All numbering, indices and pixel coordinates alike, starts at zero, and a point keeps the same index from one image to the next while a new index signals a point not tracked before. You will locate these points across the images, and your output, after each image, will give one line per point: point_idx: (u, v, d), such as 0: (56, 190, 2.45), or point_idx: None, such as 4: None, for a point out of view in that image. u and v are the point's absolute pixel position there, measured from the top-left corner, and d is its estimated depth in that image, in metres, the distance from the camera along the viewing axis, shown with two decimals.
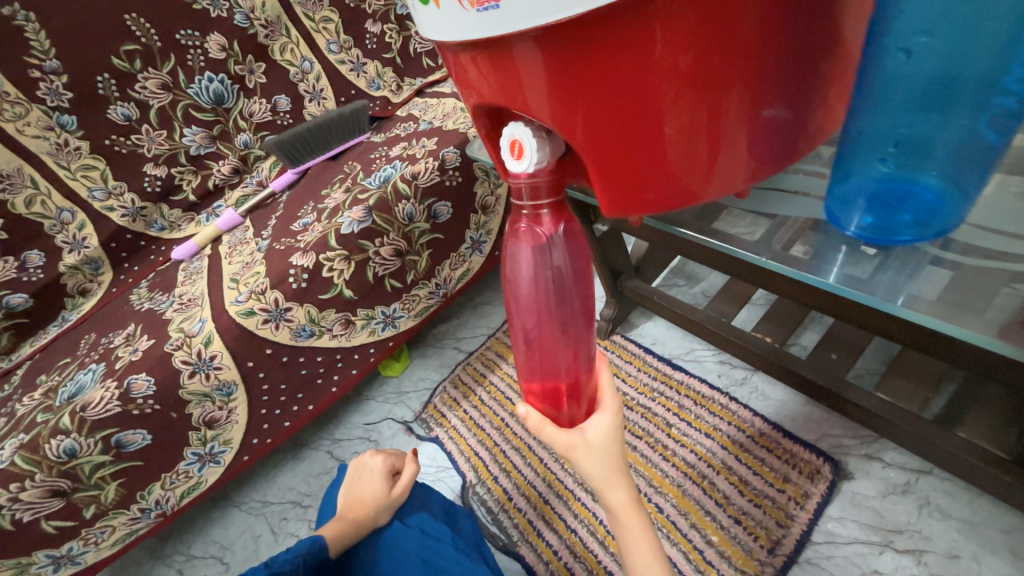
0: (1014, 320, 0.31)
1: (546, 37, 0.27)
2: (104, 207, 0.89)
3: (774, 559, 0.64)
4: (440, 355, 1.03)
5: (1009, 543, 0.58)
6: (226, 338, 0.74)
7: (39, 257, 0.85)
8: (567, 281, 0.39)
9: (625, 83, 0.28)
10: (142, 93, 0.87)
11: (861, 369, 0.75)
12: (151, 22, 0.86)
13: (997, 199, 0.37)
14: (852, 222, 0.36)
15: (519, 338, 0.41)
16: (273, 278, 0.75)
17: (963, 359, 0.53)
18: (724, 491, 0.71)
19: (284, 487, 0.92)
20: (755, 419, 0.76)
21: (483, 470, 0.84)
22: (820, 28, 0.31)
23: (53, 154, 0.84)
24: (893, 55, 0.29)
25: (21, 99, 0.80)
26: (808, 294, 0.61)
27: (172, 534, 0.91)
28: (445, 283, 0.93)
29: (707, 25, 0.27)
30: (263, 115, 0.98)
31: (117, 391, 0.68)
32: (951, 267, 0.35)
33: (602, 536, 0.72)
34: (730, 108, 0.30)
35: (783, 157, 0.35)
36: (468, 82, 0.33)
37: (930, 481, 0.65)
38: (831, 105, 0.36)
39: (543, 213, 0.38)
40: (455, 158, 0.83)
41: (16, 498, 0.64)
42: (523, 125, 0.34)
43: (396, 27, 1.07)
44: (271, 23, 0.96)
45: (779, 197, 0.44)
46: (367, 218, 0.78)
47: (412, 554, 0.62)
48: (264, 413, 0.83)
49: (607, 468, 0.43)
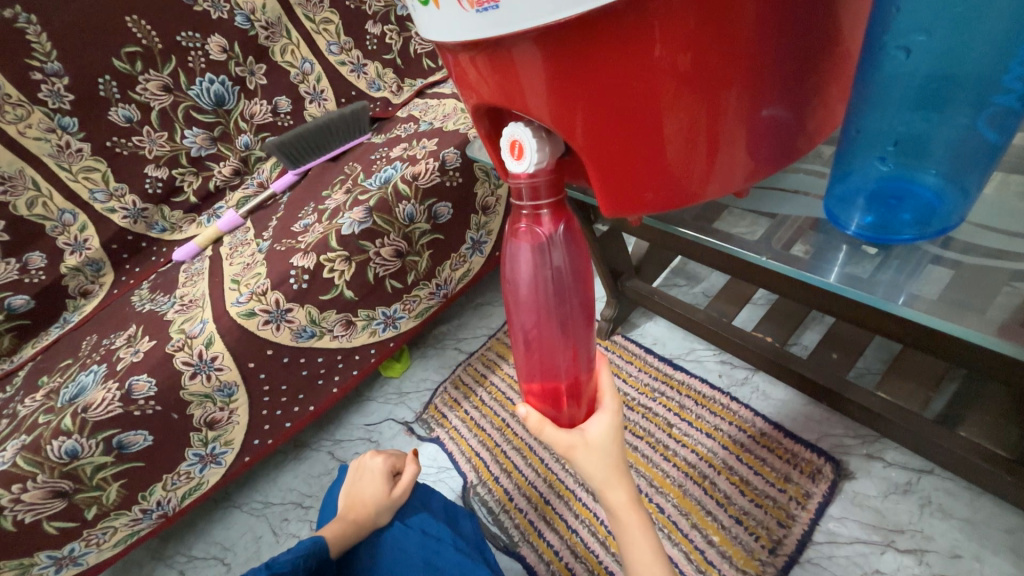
0: (1013, 318, 0.31)
1: (545, 36, 0.27)
2: (105, 209, 0.89)
3: (774, 560, 0.64)
4: (440, 356, 1.03)
5: (1010, 542, 0.58)
6: (227, 339, 0.74)
7: (41, 258, 0.85)
8: (566, 281, 0.39)
9: (625, 82, 0.28)
10: (143, 95, 0.87)
11: (861, 368, 0.75)
12: (151, 25, 0.86)
13: (996, 198, 0.37)
14: (852, 221, 0.36)
15: (519, 339, 0.41)
16: (274, 279, 0.75)
17: (965, 358, 0.53)
18: (724, 491, 0.71)
19: (285, 488, 0.92)
20: (755, 419, 0.76)
21: (483, 471, 0.85)
22: (819, 27, 0.31)
23: (54, 156, 0.84)
24: (892, 54, 0.29)
25: (22, 101, 0.80)
26: (808, 294, 0.60)
27: (173, 535, 0.91)
28: (445, 284, 0.93)
29: (706, 26, 0.27)
30: (263, 117, 0.98)
31: (119, 392, 0.68)
32: (951, 265, 0.35)
33: (602, 537, 0.72)
34: (729, 108, 0.30)
35: (782, 156, 0.35)
36: (468, 84, 0.33)
37: (931, 480, 0.65)
38: (830, 104, 0.36)
39: (542, 213, 0.38)
40: (455, 158, 0.83)
41: (18, 499, 0.64)
42: (523, 125, 0.34)
43: (396, 28, 1.07)
44: (271, 24, 0.96)
45: (779, 196, 0.44)
46: (367, 218, 0.78)
47: (413, 555, 0.62)
48: (265, 414, 0.83)
49: (606, 468, 0.43)
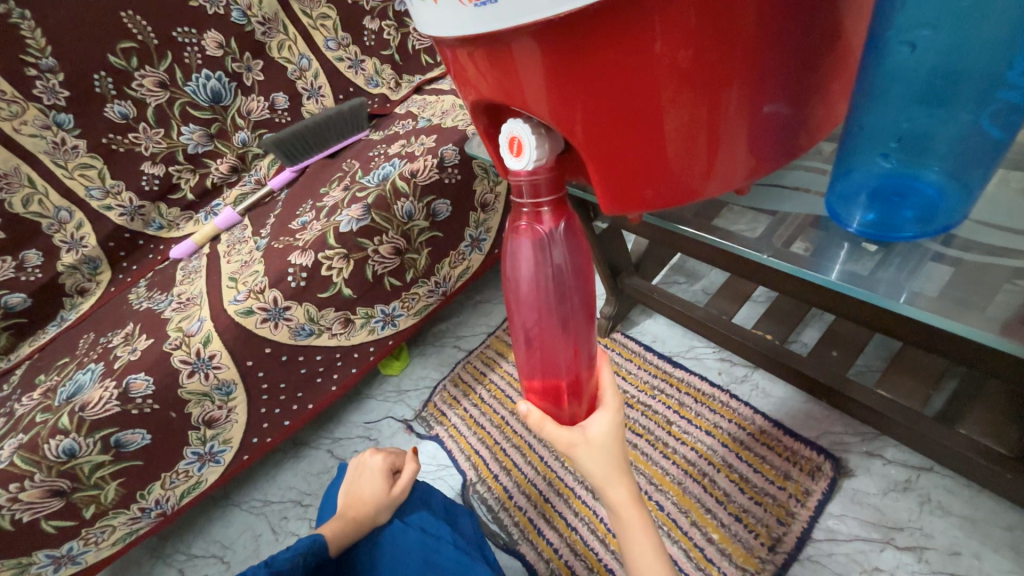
0: (1015, 316, 0.31)
1: (544, 32, 0.26)
2: (102, 206, 0.89)
3: (774, 557, 0.64)
4: (440, 353, 1.03)
5: (1009, 540, 0.58)
6: (225, 337, 0.73)
7: (37, 256, 0.85)
8: (567, 279, 0.38)
9: (625, 79, 0.28)
10: (139, 91, 0.87)
11: (861, 365, 0.75)
12: (147, 20, 0.85)
13: (998, 195, 0.37)
14: (853, 219, 0.36)
15: (520, 337, 0.40)
16: (272, 277, 0.74)
17: (965, 356, 0.53)
18: (724, 489, 0.71)
19: (284, 486, 0.92)
20: (755, 416, 0.75)
21: (483, 469, 0.84)
22: (821, 23, 0.30)
23: (51, 153, 0.83)
24: (896, 49, 0.29)
25: (17, 97, 0.79)
26: (808, 291, 0.60)
27: (172, 533, 0.91)
28: (445, 281, 0.92)
29: (708, 22, 0.26)
30: (261, 113, 0.97)
31: (116, 390, 0.68)
32: (952, 263, 0.35)
33: (602, 534, 0.72)
34: (730, 105, 0.30)
35: (783, 153, 0.35)
36: (466, 80, 0.33)
37: (931, 478, 0.65)
38: (832, 101, 0.36)
39: (543, 210, 0.37)
40: (454, 155, 0.83)
41: (16, 498, 0.64)
42: (522, 122, 0.34)
43: (395, 24, 1.06)
44: (268, 20, 0.95)
45: (780, 194, 0.44)
46: (366, 216, 0.78)
47: (412, 553, 0.62)
48: (264, 412, 0.83)
49: (607, 465, 0.43)
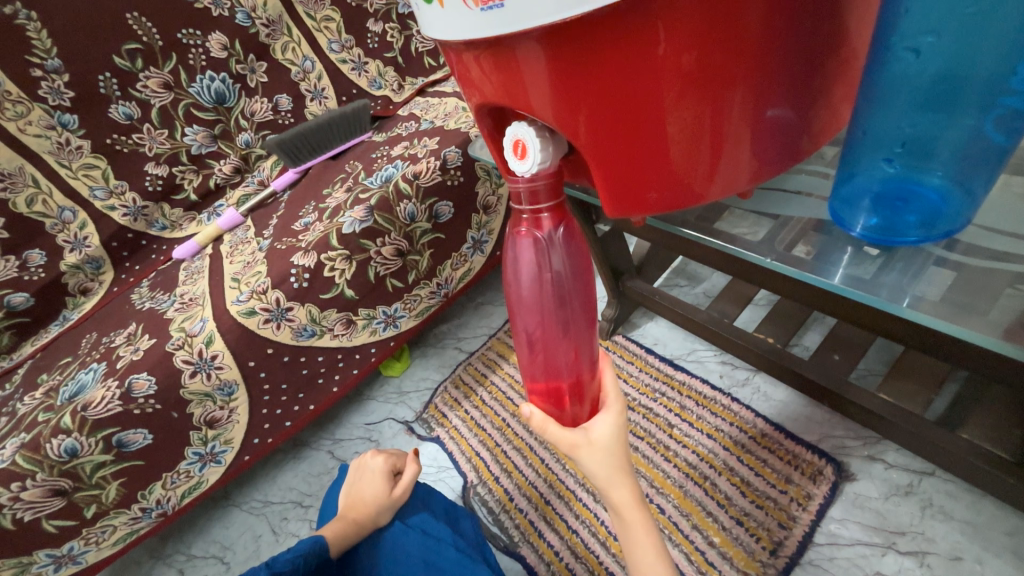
0: (1017, 321, 0.31)
1: (549, 36, 0.26)
2: (105, 206, 0.89)
3: (775, 561, 0.63)
4: (440, 354, 1.03)
5: (1011, 545, 0.58)
6: (227, 338, 0.74)
7: (40, 256, 0.85)
8: (566, 282, 0.39)
9: (628, 82, 0.28)
10: (143, 92, 0.87)
11: (862, 369, 0.75)
12: (152, 21, 0.86)
13: (1000, 201, 0.37)
14: (857, 223, 0.36)
15: (522, 339, 0.40)
16: (274, 278, 0.75)
17: (967, 360, 0.53)
18: (725, 492, 0.71)
19: (284, 486, 0.92)
20: (756, 420, 0.75)
21: (483, 471, 0.84)
22: (826, 27, 0.31)
23: (55, 153, 0.84)
24: (899, 55, 0.29)
25: (22, 98, 0.80)
26: (809, 296, 0.60)
27: (172, 534, 0.91)
28: (446, 283, 0.92)
29: (712, 25, 0.26)
30: (264, 115, 0.98)
31: (118, 390, 0.68)
32: (954, 267, 0.35)
33: (603, 537, 0.72)
34: (733, 109, 0.30)
35: (786, 157, 0.35)
36: (470, 82, 0.33)
37: (933, 482, 0.64)
38: (835, 106, 0.36)
39: (542, 216, 0.38)
40: (456, 158, 0.83)
41: (17, 498, 0.64)
42: (525, 125, 0.34)
43: (397, 27, 1.07)
44: (272, 22, 0.96)
45: (781, 198, 0.44)
46: (368, 217, 0.78)
47: (412, 555, 0.62)
48: (265, 413, 0.83)
49: (610, 468, 0.43)
